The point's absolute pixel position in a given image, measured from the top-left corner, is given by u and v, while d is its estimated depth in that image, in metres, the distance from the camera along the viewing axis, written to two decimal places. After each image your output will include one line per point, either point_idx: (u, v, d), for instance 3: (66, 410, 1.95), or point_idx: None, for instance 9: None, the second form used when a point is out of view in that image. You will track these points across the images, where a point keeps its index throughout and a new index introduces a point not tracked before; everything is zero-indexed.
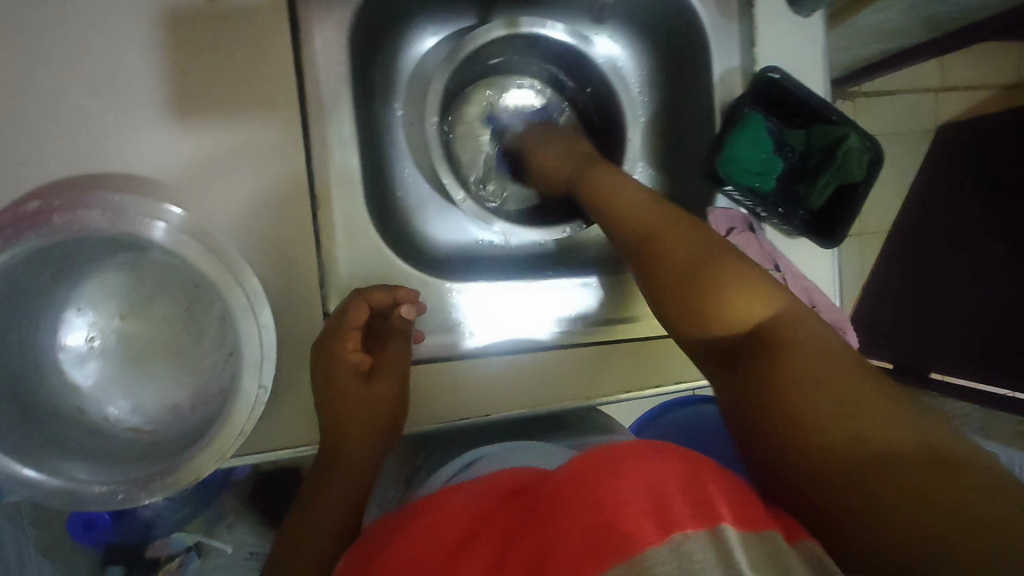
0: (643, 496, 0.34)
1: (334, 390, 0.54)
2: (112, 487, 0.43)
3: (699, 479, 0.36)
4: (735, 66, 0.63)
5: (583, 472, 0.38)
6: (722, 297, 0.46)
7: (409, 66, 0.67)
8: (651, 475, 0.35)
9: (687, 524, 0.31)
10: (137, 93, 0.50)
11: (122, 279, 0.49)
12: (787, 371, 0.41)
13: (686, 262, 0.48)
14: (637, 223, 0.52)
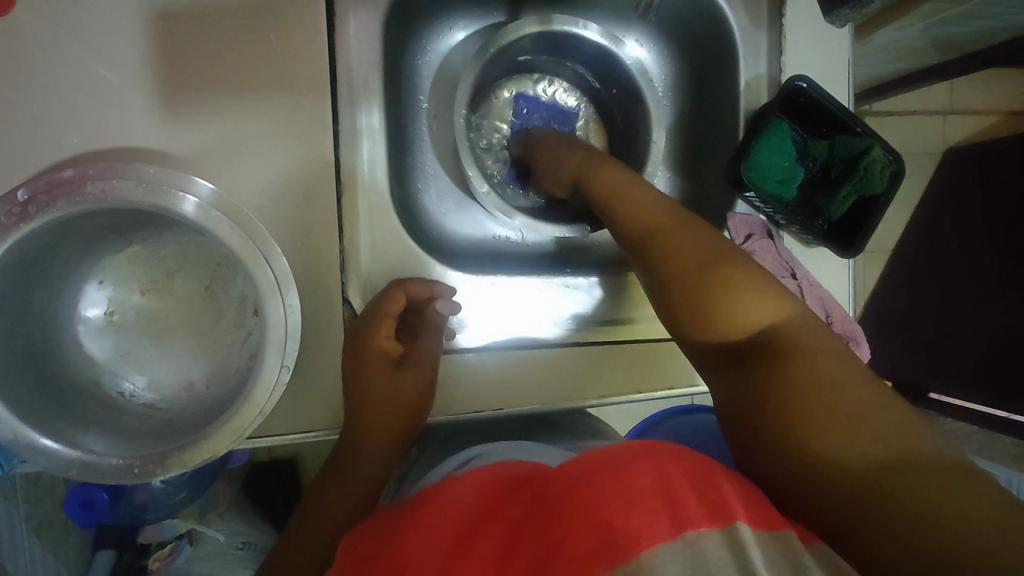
0: (655, 492, 0.33)
1: (364, 370, 0.55)
2: (128, 460, 0.43)
3: (711, 478, 0.35)
4: (762, 74, 0.63)
5: (595, 465, 0.37)
6: (732, 299, 0.45)
7: (436, 60, 0.67)
8: (666, 471, 0.35)
9: (701, 523, 0.31)
10: (169, 71, 0.50)
11: (145, 256, 0.50)
12: (792, 380, 0.40)
13: (689, 269, 0.48)
14: (647, 224, 0.52)
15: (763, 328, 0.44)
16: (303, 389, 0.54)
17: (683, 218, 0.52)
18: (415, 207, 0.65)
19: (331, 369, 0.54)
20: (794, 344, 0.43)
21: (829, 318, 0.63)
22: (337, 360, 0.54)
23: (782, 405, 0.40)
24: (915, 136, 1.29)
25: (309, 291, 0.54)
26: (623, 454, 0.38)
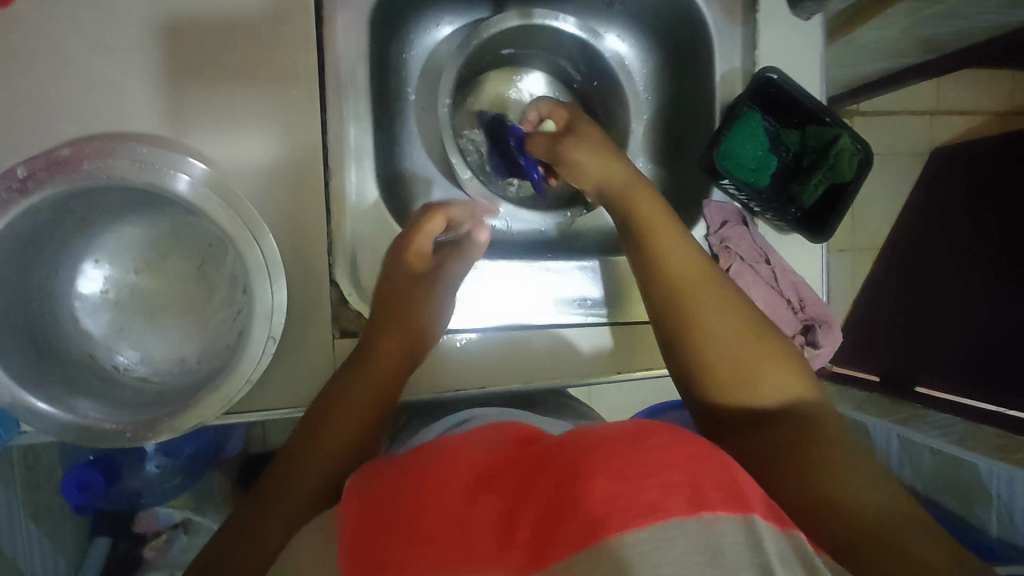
0: (676, 471, 0.34)
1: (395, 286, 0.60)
2: (121, 425, 0.45)
3: (727, 466, 0.37)
4: (737, 67, 0.66)
5: (613, 438, 0.38)
6: (763, 370, 0.50)
7: (422, 55, 0.70)
8: (686, 453, 0.36)
9: (720, 506, 0.33)
10: (161, 60, 0.53)
11: (140, 236, 0.52)
12: (812, 443, 0.45)
13: (713, 322, 0.52)
14: (681, 274, 0.54)
15: (784, 399, 0.49)
16: (290, 367, 0.56)
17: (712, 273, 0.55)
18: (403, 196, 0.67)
19: (317, 347, 0.56)
20: (809, 417, 0.48)
21: (801, 303, 0.66)
22: (326, 337, 0.57)
23: (797, 456, 0.44)
24: (901, 135, 1.31)
25: (296, 272, 0.56)
26: (645, 433, 0.39)
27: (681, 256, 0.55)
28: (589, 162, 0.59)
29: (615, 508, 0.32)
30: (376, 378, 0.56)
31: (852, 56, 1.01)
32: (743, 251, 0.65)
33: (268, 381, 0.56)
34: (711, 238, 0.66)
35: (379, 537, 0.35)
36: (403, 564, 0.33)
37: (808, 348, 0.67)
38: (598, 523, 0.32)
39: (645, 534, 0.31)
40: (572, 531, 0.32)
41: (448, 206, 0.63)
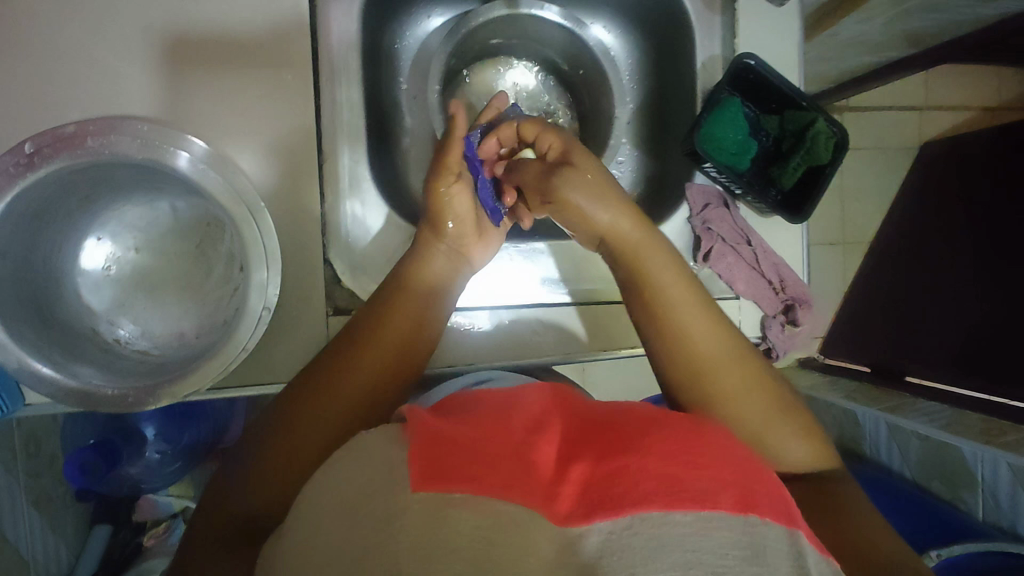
0: (729, 476, 0.37)
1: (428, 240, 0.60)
2: (123, 391, 0.47)
3: (767, 478, 0.40)
4: (717, 54, 0.68)
5: (669, 427, 0.41)
6: (782, 440, 0.49)
7: (414, 45, 0.72)
8: (735, 462, 0.39)
9: (766, 512, 0.36)
10: (160, 47, 0.55)
11: (141, 215, 0.55)
12: (833, 506, 0.46)
13: (732, 381, 0.50)
14: (700, 346, 0.51)
15: (801, 466, 0.49)
16: (286, 342, 0.58)
17: (733, 343, 0.53)
18: (397, 182, 0.69)
19: (312, 324, 0.58)
20: (828, 483, 0.49)
21: (782, 284, 0.68)
22: (318, 313, 0.59)
23: (819, 513, 0.46)
24: (889, 129, 1.34)
25: (291, 251, 0.58)
26: (700, 428, 0.42)
27: (700, 328, 0.52)
28: (606, 200, 0.55)
29: (671, 487, 0.34)
30: (411, 318, 0.55)
31: (834, 51, 1.04)
32: (724, 233, 0.67)
33: (264, 356, 0.57)
34: (694, 220, 0.68)
35: (442, 448, 0.35)
36: (457, 480, 0.33)
37: (787, 325, 0.70)
38: (652, 495, 0.34)
39: (690, 518, 0.33)
40: (624, 493, 0.34)
41: (443, 168, 0.61)
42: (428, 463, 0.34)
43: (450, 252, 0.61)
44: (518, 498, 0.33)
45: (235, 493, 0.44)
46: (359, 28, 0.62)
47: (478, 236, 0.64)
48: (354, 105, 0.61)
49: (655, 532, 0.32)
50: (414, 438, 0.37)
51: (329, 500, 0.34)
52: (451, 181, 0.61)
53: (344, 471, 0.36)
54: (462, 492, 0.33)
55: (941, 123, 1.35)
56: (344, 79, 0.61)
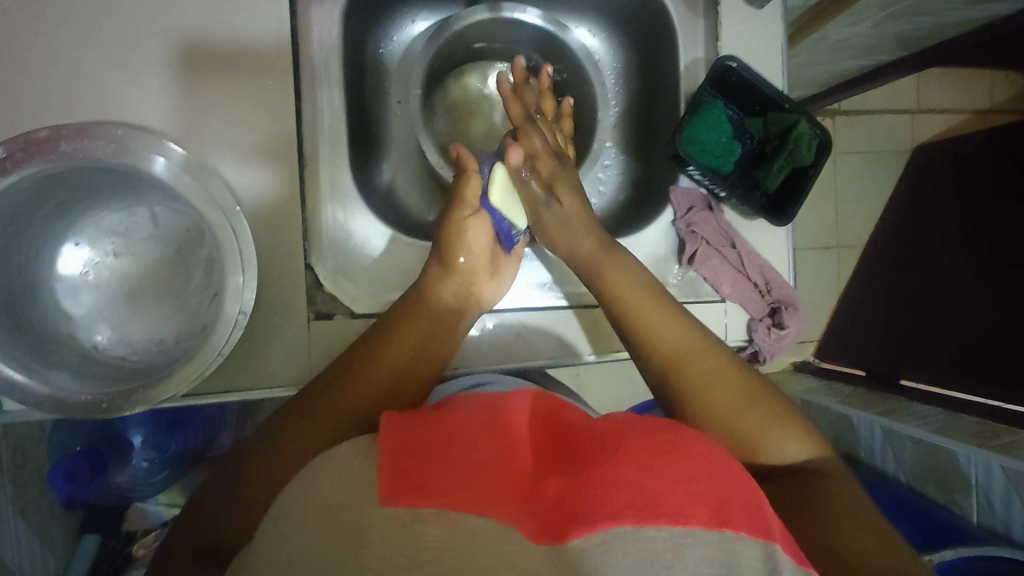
0: (706, 485, 0.36)
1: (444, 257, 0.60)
2: (96, 397, 0.47)
3: (750, 485, 0.39)
4: (700, 57, 0.68)
5: (648, 431, 0.40)
6: (772, 435, 0.50)
7: (399, 51, 0.73)
8: (716, 468, 0.38)
9: (742, 527, 0.35)
10: (139, 51, 0.55)
11: (120, 220, 0.55)
12: (829, 506, 0.45)
13: (709, 372, 0.53)
14: (675, 348, 0.55)
15: (789, 458, 0.50)
16: (267, 348, 0.57)
17: (710, 346, 0.55)
18: (381, 186, 0.69)
19: (293, 329, 0.58)
20: (825, 479, 0.48)
21: (768, 287, 0.68)
22: (299, 319, 0.58)
23: (811, 516, 0.45)
24: (882, 132, 1.33)
25: (272, 255, 0.57)
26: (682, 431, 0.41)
27: (672, 333, 0.55)
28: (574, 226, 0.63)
29: (644, 501, 0.34)
30: (409, 344, 0.55)
31: (822, 54, 1.04)
32: (709, 236, 0.67)
33: (244, 362, 0.57)
34: (678, 223, 0.68)
35: (403, 460, 0.35)
36: (420, 493, 0.33)
37: (774, 328, 0.69)
38: (624, 509, 0.33)
39: (663, 534, 0.33)
40: (594, 506, 0.33)
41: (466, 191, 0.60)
42: (392, 477, 0.34)
43: (460, 285, 0.60)
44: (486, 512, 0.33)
45: (224, 504, 0.46)
46: (340, 33, 0.62)
47: (490, 274, 0.63)
48: (335, 110, 0.61)
49: (625, 549, 0.32)
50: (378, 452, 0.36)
51: (299, 509, 0.34)
52: (469, 214, 0.60)
53: (313, 483, 0.36)
54: (423, 507, 0.32)
55: (934, 125, 1.35)
56: (325, 84, 0.61)
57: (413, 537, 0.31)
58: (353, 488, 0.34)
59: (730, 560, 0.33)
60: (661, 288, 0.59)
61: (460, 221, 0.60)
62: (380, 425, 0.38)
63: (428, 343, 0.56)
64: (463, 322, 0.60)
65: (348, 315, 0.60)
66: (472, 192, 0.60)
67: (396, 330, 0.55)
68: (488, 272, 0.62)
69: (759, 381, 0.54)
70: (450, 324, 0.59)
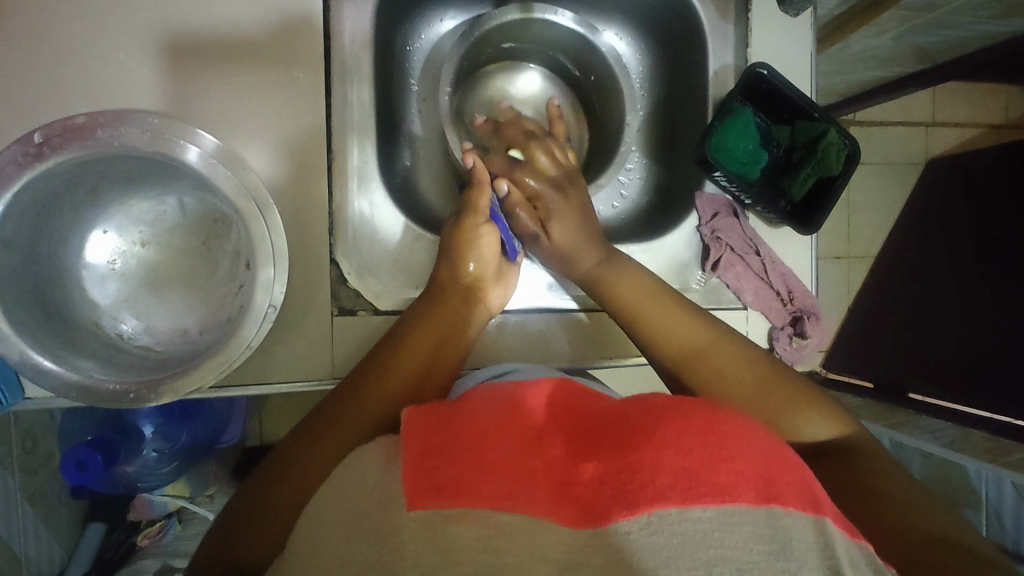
0: (749, 463, 0.35)
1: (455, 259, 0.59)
2: (124, 386, 0.47)
3: (794, 462, 0.38)
4: (729, 64, 0.68)
5: (683, 410, 0.39)
6: (800, 417, 0.49)
7: (426, 48, 0.72)
8: (757, 445, 0.37)
9: (791, 501, 0.34)
10: (172, 42, 0.55)
11: (147, 209, 0.54)
12: (873, 482, 0.44)
13: (720, 360, 0.53)
14: (682, 342, 0.55)
15: (819, 437, 0.49)
16: (291, 342, 0.57)
17: (724, 338, 0.55)
18: (406, 184, 0.69)
19: (316, 322, 0.58)
20: (860, 455, 0.47)
21: (791, 294, 0.68)
22: (322, 314, 0.58)
23: (860, 496, 0.43)
24: (898, 144, 1.33)
25: (299, 249, 0.57)
26: (716, 410, 0.39)
27: (680, 328, 0.56)
28: (567, 251, 0.63)
29: (686, 482, 0.33)
30: (427, 340, 0.55)
31: (842, 65, 1.04)
32: (733, 242, 0.67)
33: (266, 356, 0.57)
34: (703, 229, 0.68)
35: (432, 458, 0.34)
36: (452, 490, 0.32)
37: (795, 337, 0.69)
38: (667, 492, 0.33)
39: (710, 513, 0.32)
40: (635, 491, 0.33)
41: (483, 192, 0.61)
42: (424, 477, 0.33)
43: (467, 296, 0.59)
44: (527, 503, 0.33)
45: (246, 505, 0.45)
46: (372, 28, 0.62)
47: (496, 279, 0.62)
48: (365, 105, 0.61)
49: (675, 531, 0.31)
50: (405, 453, 0.35)
51: (336, 511, 0.34)
52: (482, 222, 0.61)
53: (350, 480, 0.36)
54: (459, 505, 0.31)
55: (950, 138, 1.34)
56: (355, 78, 0.61)
57: (453, 535, 0.30)
58: (385, 488, 0.33)
59: (782, 535, 0.32)
60: (666, 284, 0.60)
61: (473, 228, 0.60)
62: (404, 420, 0.38)
63: (450, 334, 0.56)
64: (480, 315, 0.60)
65: (372, 312, 0.60)
66: (482, 203, 0.61)
67: (415, 325, 0.55)
68: (497, 278, 0.62)
69: (778, 369, 0.53)
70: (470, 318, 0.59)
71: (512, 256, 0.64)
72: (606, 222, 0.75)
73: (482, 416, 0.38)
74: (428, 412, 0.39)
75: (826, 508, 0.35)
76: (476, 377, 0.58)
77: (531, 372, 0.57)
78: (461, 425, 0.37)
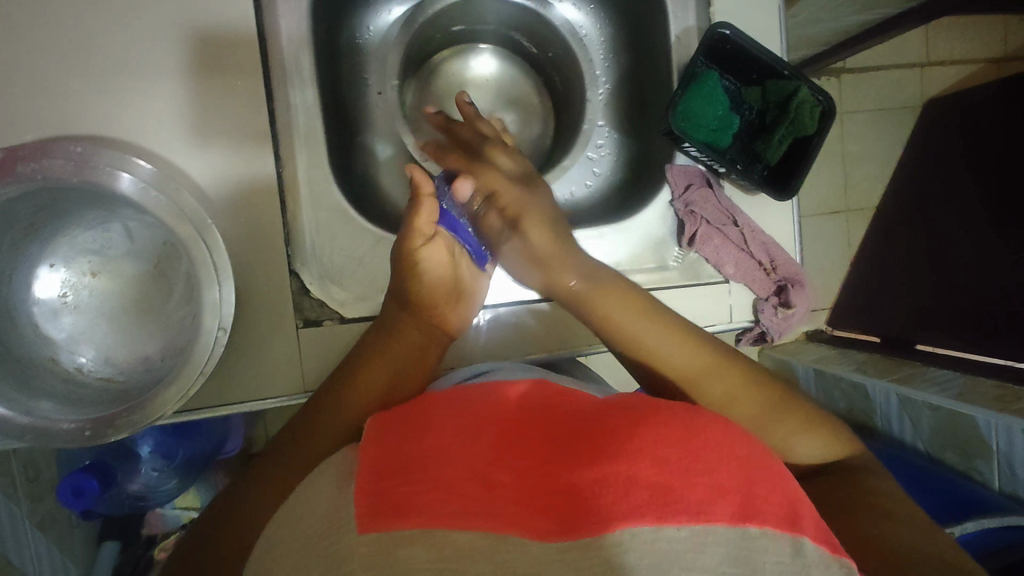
0: (729, 477, 0.36)
1: (407, 273, 0.54)
2: (78, 424, 0.46)
3: (777, 471, 0.39)
4: (691, 26, 0.64)
5: (663, 417, 0.40)
6: (797, 445, 0.50)
7: (377, 38, 0.69)
8: (738, 455, 0.38)
9: (768, 520, 0.35)
10: (96, 62, 0.53)
11: (93, 238, 0.53)
12: (860, 500, 0.44)
13: (721, 390, 0.52)
14: (681, 370, 0.53)
15: (816, 457, 0.50)
16: (259, 359, 0.57)
17: (718, 360, 0.53)
18: (366, 185, 0.67)
19: (282, 337, 0.57)
20: (851, 474, 0.48)
21: (773, 264, 0.65)
22: (287, 327, 0.57)
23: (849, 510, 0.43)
24: (892, 88, 1.28)
25: (256, 265, 0.56)
26: (698, 417, 0.40)
27: (680, 359, 0.53)
28: (540, 254, 0.60)
29: (660, 499, 0.34)
30: (384, 371, 0.53)
31: (824, 13, 0.99)
32: (708, 215, 0.64)
33: (235, 374, 0.56)
34: (676, 203, 0.65)
35: (396, 480, 0.35)
36: (408, 514, 0.33)
37: (780, 307, 0.67)
38: (640, 509, 0.34)
39: (685, 533, 0.33)
40: (606, 507, 0.34)
41: (422, 210, 0.53)
42: (386, 500, 0.34)
43: (421, 321, 0.56)
44: (489, 521, 0.33)
45: (210, 541, 0.43)
46: (309, 24, 0.59)
47: (455, 300, 0.58)
48: (309, 107, 0.59)
49: (646, 550, 0.32)
50: (364, 474, 0.36)
51: (293, 541, 0.34)
52: (422, 242, 0.54)
53: (304, 511, 0.37)
54: (415, 529, 0.32)
55: (947, 76, 1.29)
56: (296, 81, 0.58)
57: (413, 559, 0.31)
58: (341, 515, 0.34)
59: (752, 559, 0.33)
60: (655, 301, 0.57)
61: (411, 253, 0.54)
62: (364, 445, 0.40)
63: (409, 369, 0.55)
64: (438, 343, 0.58)
65: (338, 320, 0.59)
66: (423, 219, 0.53)
67: (373, 350, 0.54)
68: (461, 295, 0.58)
69: (771, 390, 0.52)
70: (431, 344, 0.57)
71: (483, 263, 0.60)
72: (579, 203, 0.72)
73: (449, 432, 0.39)
74: (392, 428, 0.41)
75: (804, 523, 0.36)
76: (455, 377, 0.58)
77: (511, 371, 0.57)
78: (426, 437, 0.39)
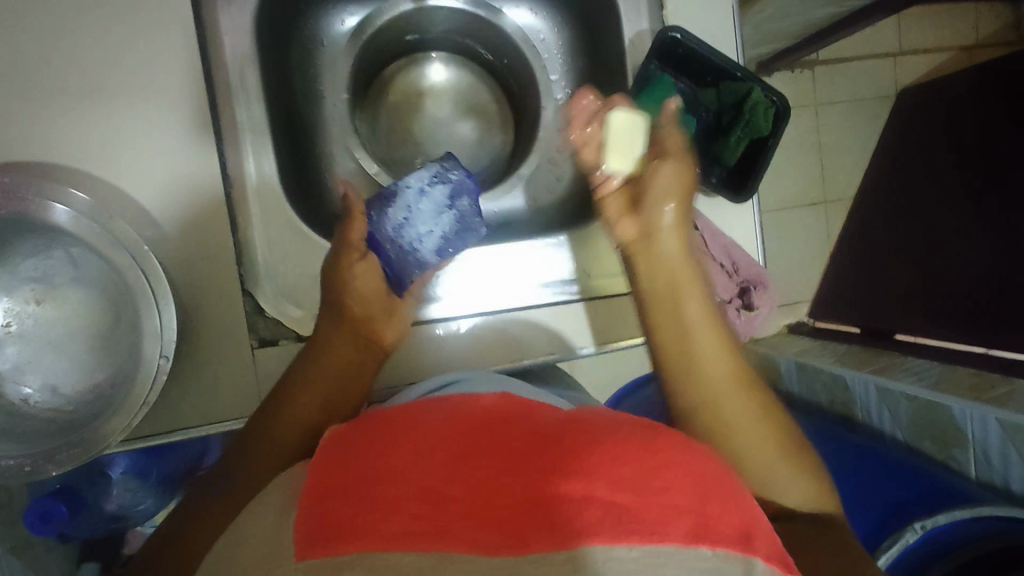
0: (687, 495, 0.35)
1: (339, 285, 0.56)
2: (18, 460, 0.47)
3: (734, 487, 0.37)
4: (644, 29, 0.64)
5: (627, 432, 0.38)
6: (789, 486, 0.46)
7: (333, 46, 0.69)
8: (699, 472, 0.36)
9: (722, 540, 0.34)
10: (31, 85, 0.51)
11: (36, 265, 0.52)
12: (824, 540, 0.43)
13: (746, 401, 0.48)
14: (722, 363, 0.49)
15: (800, 505, 0.46)
16: (212, 382, 0.56)
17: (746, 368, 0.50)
18: (320, 199, 0.66)
19: (236, 358, 0.56)
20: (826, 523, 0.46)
21: (735, 267, 0.64)
22: (241, 348, 0.56)
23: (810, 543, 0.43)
24: (865, 79, 1.28)
25: (205, 288, 0.55)
26: (665, 432, 0.38)
27: (723, 353, 0.49)
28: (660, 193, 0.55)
29: (613, 519, 0.33)
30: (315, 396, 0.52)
31: (788, 8, 0.98)
32: None
33: (188, 398, 0.55)
34: None
35: (341, 500, 0.33)
36: (352, 537, 0.32)
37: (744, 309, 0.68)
38: (592, 531, 0.32)
39: (634, 553, 0.32)
40: (557, 528, 0.32)
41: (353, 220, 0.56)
42: (329, 520, 0.32)
43: (356, 335, 0.56)
44: (435, 546, 0.32)
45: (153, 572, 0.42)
46: (254, 41, 0.58)
47: (387, 315, 0.58)
48: (256, 124, 0.58)
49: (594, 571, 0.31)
50: (309, 492, 0.35)
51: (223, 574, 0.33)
52: (357, 258, 0.57)
53: (238, 546, 0.36)
54: (356, 553, 0.31)
55: (920, 65, 1.29)
56: (242, 99, 0.57)
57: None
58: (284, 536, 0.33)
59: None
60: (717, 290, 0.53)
61: (345, 266, 0.56)
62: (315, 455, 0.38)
63: (341, 391, 0.53)
64: (374, 359, 0.57)
65: (294, 339, 0.58)
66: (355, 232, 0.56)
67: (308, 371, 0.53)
68: (389, 312, 0.58)
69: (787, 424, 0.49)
70: (366, 360, 0.56)
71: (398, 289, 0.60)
72: (543, 210, 0.72)
73: (406, 446, 0.37)
74: (346, 440, 0.38)
75: (758, 543, 0.35)
76: (416, 391, 0.56)
77: (478, 382, 0.55)
78: (379, 452, 0.36)
